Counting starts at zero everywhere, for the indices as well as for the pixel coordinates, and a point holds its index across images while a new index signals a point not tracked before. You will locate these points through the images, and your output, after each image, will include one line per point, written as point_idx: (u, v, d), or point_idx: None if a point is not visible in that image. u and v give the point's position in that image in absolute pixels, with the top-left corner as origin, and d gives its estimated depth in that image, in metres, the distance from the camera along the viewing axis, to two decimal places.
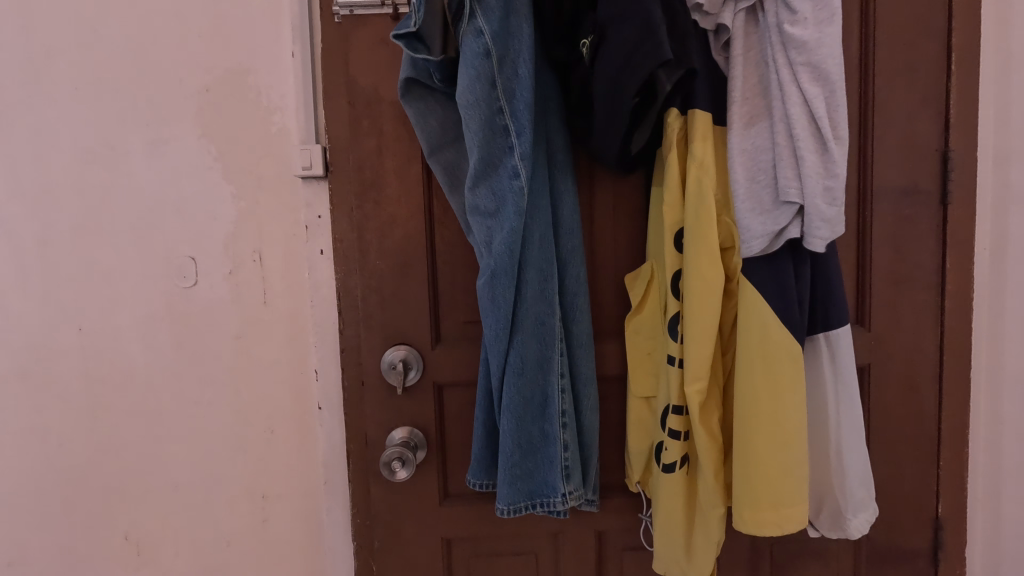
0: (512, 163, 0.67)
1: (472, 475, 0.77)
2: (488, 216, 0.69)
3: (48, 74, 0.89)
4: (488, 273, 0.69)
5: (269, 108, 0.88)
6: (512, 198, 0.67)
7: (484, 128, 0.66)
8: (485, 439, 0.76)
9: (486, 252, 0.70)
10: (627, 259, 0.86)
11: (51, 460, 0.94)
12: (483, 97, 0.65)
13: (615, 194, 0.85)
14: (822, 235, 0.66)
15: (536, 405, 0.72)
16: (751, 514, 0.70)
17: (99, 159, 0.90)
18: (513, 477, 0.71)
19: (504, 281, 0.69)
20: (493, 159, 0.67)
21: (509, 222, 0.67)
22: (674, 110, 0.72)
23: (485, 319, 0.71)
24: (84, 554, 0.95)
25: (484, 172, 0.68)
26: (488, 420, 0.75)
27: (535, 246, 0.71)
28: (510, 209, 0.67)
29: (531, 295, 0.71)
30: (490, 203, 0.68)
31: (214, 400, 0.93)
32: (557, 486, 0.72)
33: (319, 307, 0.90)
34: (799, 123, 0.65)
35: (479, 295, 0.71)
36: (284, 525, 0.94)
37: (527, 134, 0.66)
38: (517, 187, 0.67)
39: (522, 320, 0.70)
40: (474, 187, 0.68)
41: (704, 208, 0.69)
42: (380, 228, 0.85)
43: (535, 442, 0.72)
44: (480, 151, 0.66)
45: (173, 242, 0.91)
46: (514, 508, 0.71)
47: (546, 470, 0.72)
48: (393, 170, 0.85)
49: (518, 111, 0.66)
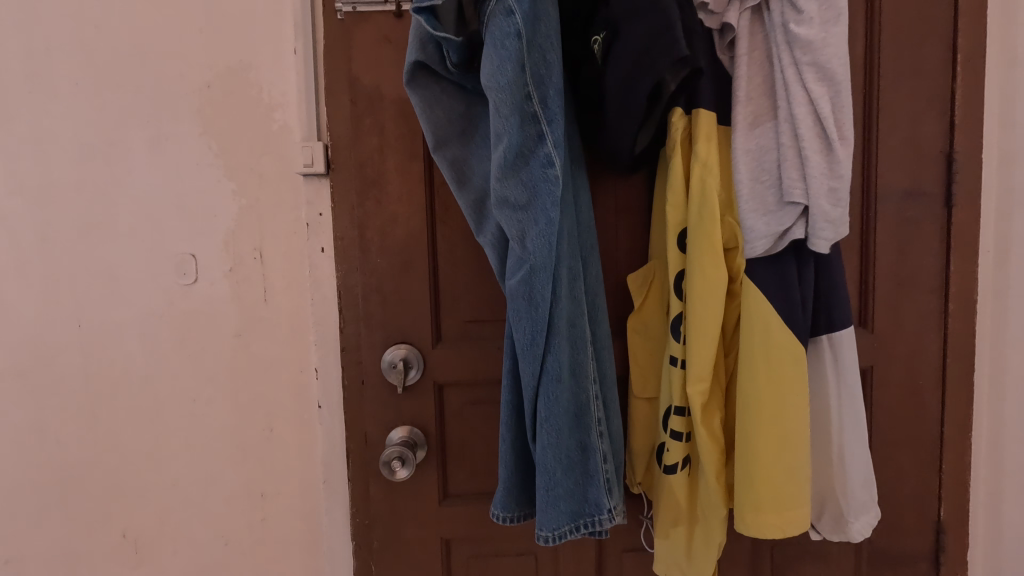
0: (545, 151, 0.66)
1: (498, 508, 0.75)
2: (518, 209, 0.67)
3: (49, 69, 0.88)
4: (525, 269, 0.68)
5: (271, 105, 0.88)
6: (546, 188, 0.66)
7: (515, 114, 0.64)
8: (511, 455, 0.75)
9: (519, 248, 0.68)
10: (628, 259, 0.86)
11: (50, 457, 0.93)
12: (515, 81, 0.64)
13: (618, 194, 0.85)
14: (826, 236, 0.65)
15: (573, 416, 0.71)
16: (756, 519, 0.69)
17: (99, 156, 0.89)
18: (558, 500, 0.69)
19: (543, 276, 0.67)
20: (524, 149, 0.66)
21: (546, 213, 0.66)
22: (678, 109, 0.72)
23: (519, 321, 0.70)
24: (82, 550, 0.94)
25: (516, 163, 0.66)
26: (517, 439, 0.74)
27: (567, 242, 0.70)
28: (545, 199, 0.66)
29: (564, 294, 0.70)
30: (521, 194, 0.67)
31: (213, 398, 0.92)
32: (603, 503, 0.71)
33: (319, 304, 0.90)
34: (804, 122, 0.65)
35: (513, 295, 0.70)
36: (283, 524, 0.94)
37: (559, 121, 0.66)
38: (552, 176, 0.66)
39: (557, 323, 0.69)
40: (504, 178, 0.66)
41: (709, 207, 0.69)
42: (381, 225, 0.85)
43: (575, 458, 0.71)
44: (512, 139, 0.65)
45: (172, 239, 0.90)
46: (558, 534, 0.69)
47: (591, 488, 0.71)
48: (395, 167, 0.84)
49: (548, 98, 0.66)
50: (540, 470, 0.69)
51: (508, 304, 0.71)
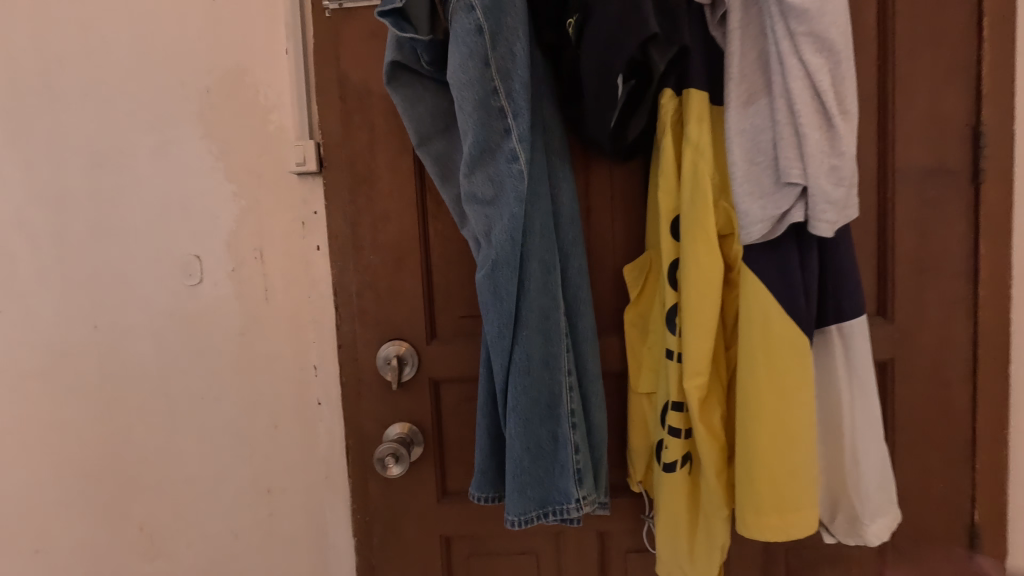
0: (510, 146, 0.65)
1: (477, 489, 0.73)
2: (486, 204, 0.67)
3: (60, 81, 0.92)
4: (489, 264, 0.67)
5: (267, 106, 0.89)
6: (511, 183, 0.65)
7: (479, 111, 0.64)
8: (489, 450, 0.73)
9: (487, 243, 0.67)
10: (624, 248, 0.82)
11: (70, 452, 0.97)
12: (476, 78, 0.63)
13: (612, 182, 0.81)
14: (828, 218, 0.61)
15: (544, 407, 0.69)
16: (756, 521, 0.65)
17: (109, 162, 0.93)
18: (524, 486, 0.68)
19: (508, 272, 0.66)
20: (490, 144, 0.65)
21: (510, 209, 0.65)
22: (668, 90, 0.69)
23: (486, 315, 0.68)
24: (104, 542, 0.98)
25: (481, 158, 0.65)
26: (494, 427, 0.72)
27: (538, 235, 0.68)
28: (510, 194, 0.65)
29: (534, 287, 0.68)
30: (488, 189, 0.66)
31: (218, 396, 0.94)
32: (570, 492, 0.69)
33: (318, 302, 0.91)
34: (801, 97, 0.60)
35: (480, 288, 0.68)
36: (290, 519, 0.95)
37: (525, 115, 0.64)
38: (517, 171, 0.65)
39: (526, 315, 0.68)
40: (470, 173, 0.66)
41: (700, 191, 0.66)
42: (372, 221, 0.84)
43: (545, 448, 0.69)
44: (476, 135, 0.64)
45: (178, 240, 0.93)
46: (525, 519, 0.68)
47: (560, 477, 0.69)
48: (385, 163, 0.84)
49: (514, 92, 0.64)
50: (508, 455, 0.69)
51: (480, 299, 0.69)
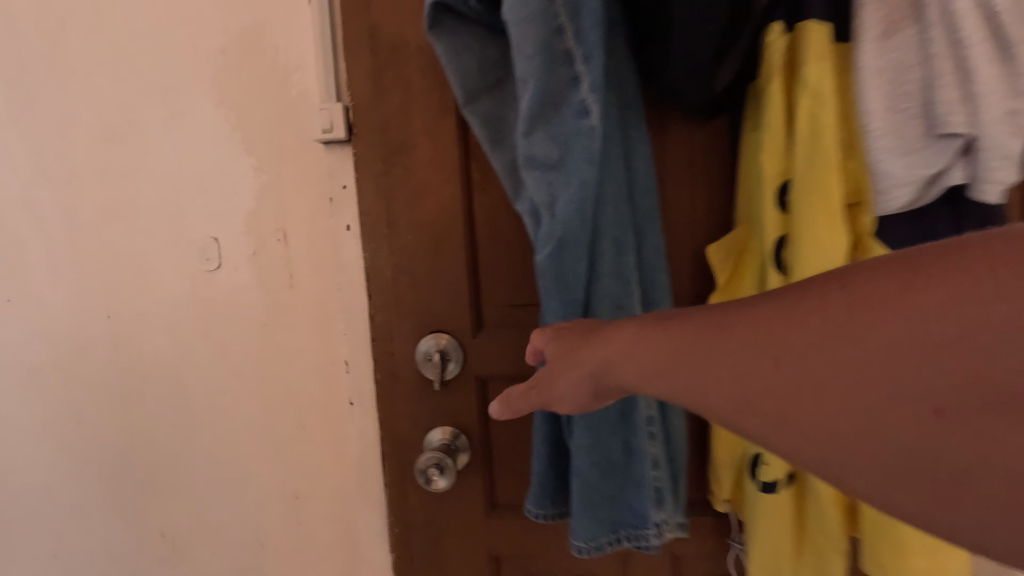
0: (579, 98, 0.49)
1: (533, 503, 0.59)
2: (548, 169, 0.51)
3: (64, 44, 0.83)
4: (553, 242, 0.52)
5: (288, 67, 0.78)
6: (580, 143, 0.49)
7: (541, 53, 0.48)
8: (547, 458, 0.58)
9: (548, 219, 0.52)
10: (707, 225, 0.69)
11: (87, 452, 0.90)
12: (539, 11, 0.47)
13: (693, 144, 0.68)
14: (1001, 179, 0.48)
15: (616, 413, 0.55)
16: (891, 559, 0.53)
17: (118, 135, 0.84)
18: (593, 506, 0.54)
19: (577, 253, 0.51)
20: (554, 96, 0.50)
21: (579, 174, 0.50)
22: (778, 23, 0.55)
23: (547, 304, 0.54)
24: (123, 548, 0.92)
25: (542, 112, 0.50)
26: (553, 431, 0.58)
27: (610, 207, 0.54)
28: (579, 157, 0.50)
29: (606, 271, 0.54)
30: (551, 151, 0.51)
31: (240, 393, 0.85)
32: (649, 515, 0.54)
33: (349, 289, 0.81)
34: (972, 22, 0.46)
35: (541, 273, 0.53)
36: (320, 528, 0.86)
37: (599, 58, 0.48)
38: (587, 129, 0.49)
39: (595, 304, 0.54)
40: (528, 132, 0.50)
41: (822, 150, 0.53)
42: (409, 196, 0.73)
43: (617, 460, 0.55)
44: (537, 84, 0.49)
45: (194, 221, 0.84)
46: (595, 546, 0.54)
47: (635, 497, 0.55)
48: (423, 128, 0.71)
49: (584, 30, 0.48)
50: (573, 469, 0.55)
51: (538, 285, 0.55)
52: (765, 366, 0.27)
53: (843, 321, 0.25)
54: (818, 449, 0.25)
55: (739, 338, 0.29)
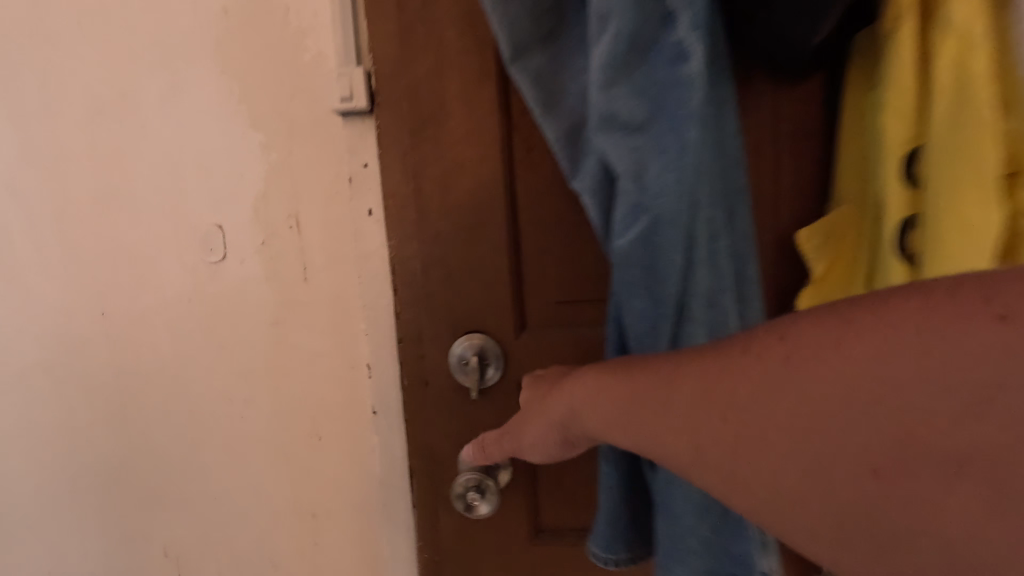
0: (674, 39, 0.39)
1: (602, 548, 0.50)
2: (633, 133, 0.41)
3: (48, 7, 0.73)
4: (641, 224, 0.42)
5: (300, 28, 0.68)
6: (677, 97, 0.39)
7: None
8: (619, 495, 0.49)
9: (634, 197, 0.42)
10: (795, 208, 0.58)
11: (82, 463, 0.82)
12: None
13: (781, 112, 0.57)
14: None
15: None
16: None
17: (109, 110, 0.74)
18: (687, 553, 0.44)
19: (673, 237, 0.41)
20: (641, 39, 0.39)
21: (676, 136, 0.40)
22: None
23: (628, 303, 0.44)
24: (124, 567, 0.83)
25: (627, 60, 0.39)
26: (627, 462, 0.48)
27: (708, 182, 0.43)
28: (675, 114, 0.39)
29: (703, 261, 0.43)
30: (637, 110, 0.40)
31: (249, 400, 0.76)
32: (757, 561, 0.44)
33: (370, 283, 0.71)
34: None
35: (621, 263, 0.44)
36: (339, 549, 0.78)
37: None
38: (687, 78, 0.39)
39: (691, 304, 0.43)
40: (609, 86, 0.40)
41: (973, 111, 0.41)
42: (441, 176, 0.63)
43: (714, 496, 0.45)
44: (622, 22, 0.38)
45: (195, 207, 0.74)
46: None
47: (738, 539, 0.44)
48: (458, 96, 0.61)
49: None
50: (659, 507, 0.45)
51: (614, 281, 0.45)
52: (716, 422, 0.31)
53: (784, 385, 0.29)
54: (773, 493, 0.29)
55: (694, 391, 0.32)
